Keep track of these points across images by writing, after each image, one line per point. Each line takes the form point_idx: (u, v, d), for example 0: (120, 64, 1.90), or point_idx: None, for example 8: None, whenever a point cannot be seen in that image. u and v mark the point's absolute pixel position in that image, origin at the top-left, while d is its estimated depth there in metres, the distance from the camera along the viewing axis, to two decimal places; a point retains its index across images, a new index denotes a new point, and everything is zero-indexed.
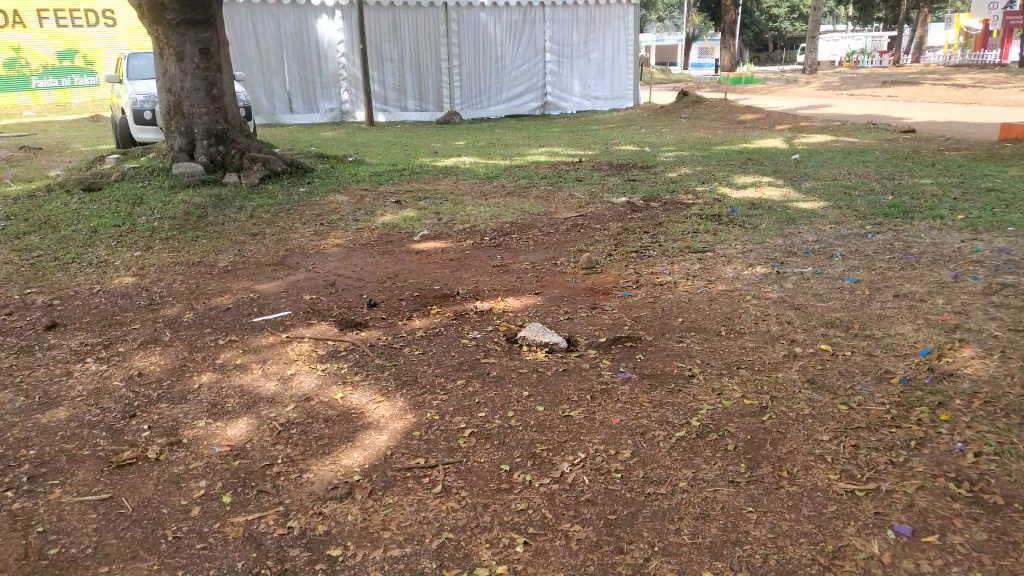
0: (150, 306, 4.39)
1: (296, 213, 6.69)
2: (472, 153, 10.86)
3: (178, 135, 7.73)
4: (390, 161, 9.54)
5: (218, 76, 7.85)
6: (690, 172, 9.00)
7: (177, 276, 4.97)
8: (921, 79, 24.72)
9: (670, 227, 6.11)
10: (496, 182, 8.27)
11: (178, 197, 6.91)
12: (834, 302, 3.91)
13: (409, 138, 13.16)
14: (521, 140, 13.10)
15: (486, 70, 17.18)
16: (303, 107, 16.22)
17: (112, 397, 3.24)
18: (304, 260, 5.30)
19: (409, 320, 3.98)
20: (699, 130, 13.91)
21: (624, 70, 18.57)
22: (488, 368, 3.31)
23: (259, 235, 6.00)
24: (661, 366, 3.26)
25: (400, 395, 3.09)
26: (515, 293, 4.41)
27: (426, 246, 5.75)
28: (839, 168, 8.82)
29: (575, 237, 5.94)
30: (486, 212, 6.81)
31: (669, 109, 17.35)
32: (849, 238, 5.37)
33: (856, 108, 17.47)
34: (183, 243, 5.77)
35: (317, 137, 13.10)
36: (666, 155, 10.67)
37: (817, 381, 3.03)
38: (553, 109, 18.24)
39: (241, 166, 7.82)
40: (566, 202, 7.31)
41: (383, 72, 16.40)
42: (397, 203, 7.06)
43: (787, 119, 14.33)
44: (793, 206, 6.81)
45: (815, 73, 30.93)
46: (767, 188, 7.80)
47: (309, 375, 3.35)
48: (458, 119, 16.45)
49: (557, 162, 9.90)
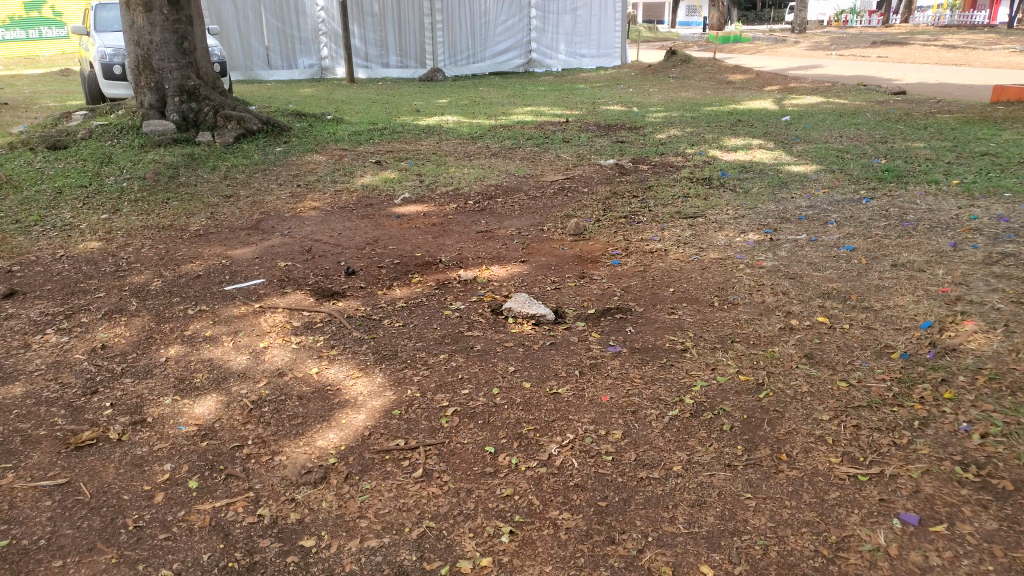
0: (115, 273, 4.19)
1: (272, 174, 6.47)
2: (456, 112, 10.59)
3: (148, 91, 7.44)
4: (371, 120, 9.27)
5: (189, 29, 7.52)
6: (679, 133, 8.80)
7: (145, 241, 4.76)
8: (911, 39, 24.44)
9: (659, 191, 5.95)
10: (481, 143, 8.06)
11: (148, 157, 6.66)
12: (830, 272, 3.79)
13: (391, 96, 12.84)
14: (506, 98, 12.82)
15: (470, 25, 16.72)
16: (281, 63, 15.79)
17: (73, 371, 3.08)
18: (280, 225, 5.11)
19: (390, 290, 3.82)
20: (688, 91, 13.67)
21: (611, 27, 18.26)
22: (471, 341, 3.17)
23: (233, 197, 5.79)
24: (652, 339, 3.14)
25: (379, 370, 2.96)
26: (499, 261, 4.25)
27: (407, 210, 5.56)
28: (831, 130, 8.65)
29: (562, 201, 5.77)
30: (470, 174, 6.61)
31: (656, 68, 17.05)
32: (843, 204, 5.23)
33: (846, 68, 17.25)
34: (153, 206, 5.55)
35: (297, 94, 12.76)
36: (655, 115, 10.47)
37: (814, 357, 2.91)
38: (539, 67, 17.92)
39: (214, 124, 7.54)
40: (552, 164, 7.12)
41: (364, 28, 16.00)
42: (378, 164, 6.84)
43: (777, 80, 14.11)
44: (785, 170, 6.65)
45: (804, 33, 30.53)
46: (758, 151, 7.64)
47: (282, 349, 3.21)
48: (441, 76, 16.06)
49: (543, 122, 9.66)
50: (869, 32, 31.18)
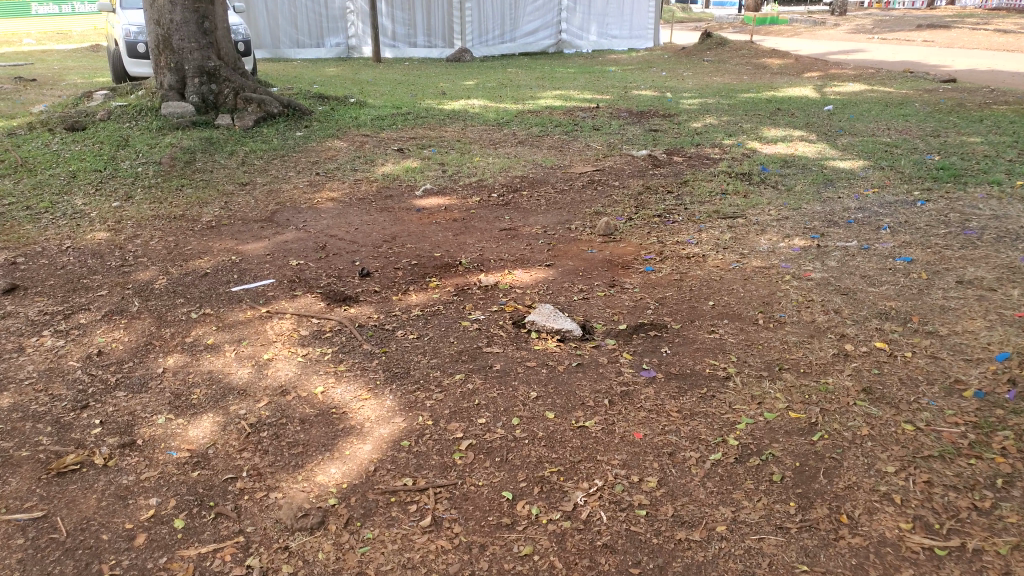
0: (120, 267, 3.92)
1: (291, 160, 6.22)
2: (482, 96, 10.27)
3: (168, 72, 7.20)
4: (395, 103, 8.98)
5: (212, 9, 7.26)
6: (715, 122, 8.42)
7: (155, 232, 4.50)
8: (956, 23, 23.60)
9: (696, 187, 5.62)
10: (508, 130, 7.75)
11: (166, 141, 6.42)
12: (887, 287, 3.47)
13: (419, 77, 12.55)
14: (535, 81, 12.47)
15: (500, 5, 16.33)
16: (309, 42, 15.55)
17: (65, 382, 2.77)
18: (296, 217, 4.85)
19: (406, 295, 3.56)
20: (723, 75, 13.22)
21: (645, 8, 17.64)
22: (490, 360, 2.89)
23: (250, 186, 5.53)
24: (690, 364, 2.85)
25: (389, 392, 2.68)
26: (522, 264, 3.97)
27: (428, 203, 5.30)
28: (876, 122, 8.22)
29: (591, 196, 5.46)
30: (496, 164, 6.32)
31: (691, 51, 16.56)
32: (895, 207, 4.88)
33: (890, 54, 16.62)
34: (167, 192, 5.30)
35: (323, 74, 12.49)
36: (688, 102, 10.08)
37: (873, 392, 2.61)
38: (569, 48, 17.47)
39: (234, 106, 7.31)
40: (582, 154, 6.80)
41: (392, 6, 15.72)
42: (401, 152, 6.57)
43: (816, 67, 13.60)
44: (829, 165, 6.28)
45: (845, 16, 29.63)
46: (799, 143, 7.24)
47: (287, 362, 2.92)
48: (470, 57, 15.71)
49: (572, 108, 9.32)
50: (912, 15, 30.21)
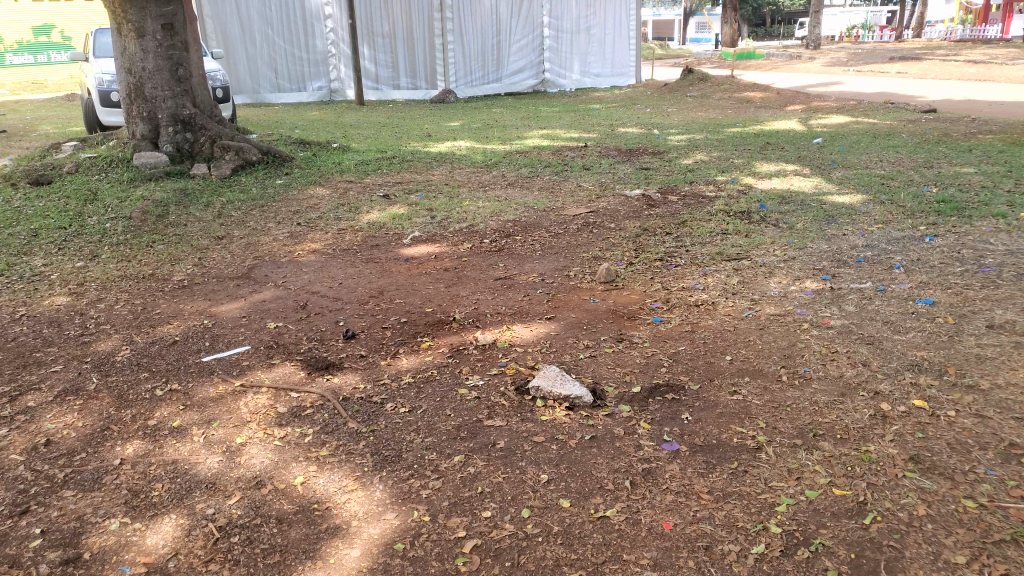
0: (79, 337, 3.63)
1: (270, 210, 5.94)
2: (467, 137, 10.07)
3: (140, 121, 6.93)
4: (379, 147, 8.74)
5: (185, 56, 7.02)
6: (706, 158, 8.23)
7: (121, 294, 4.20)
8: (929, 54, 23.92)
9: (696, 227, 5.38)
10: (496, 172, 7.51)
11: (136, 193, 6.12)
12: (915, 334, 3.19)
13: (401, 119, 12.35)
14: (519, 120, 12.30)
15: (482, 46, 16.29)
16: (290, 86, 15.38)
17: (4, 482, 2.49)
18: (274, 272, 4.55)
19: (396, 359, 3.25)
20: (707, 110, 13.12)
21: (625, 45, 17.69)
22: (492, 437, 2.60)
23: (225, 239, 5.25)
24: (715, 434, 2.57)
25: (380, 482, 2.39)
26: (521, 318, 3.68)
27: (416, 252, 5.01)
28: (869, 154, 8.06)
29: (587, 240, 5.20)
30: (485, 208, 6.06)
31: (673, 86, 16.52)
32: (904, 243, 4.65)
33: (869, 85, 16.70)
34: (136, 249, 4.99)
35: (303, 118, 12.28)
36: (676, 138, 9.92)
37: (923, 460, 2.31)
38: (553, 87, 17.44)
39: (211, 155, 7.02)
40: (573, 195, 6.56)
41: (374, 49, 15.59)
42: (385, 198, 6.30)
43: (799, 99, 13.55)
44: (829, 200, 6.07)
45: (819, 49, 29.98)
46: (794, 178, 7.05)
47: (262, 448, 2.64)
48: (453, 98, 15.57)
49: (559, 147, 9.12)
50: (885, 47, 30.64)
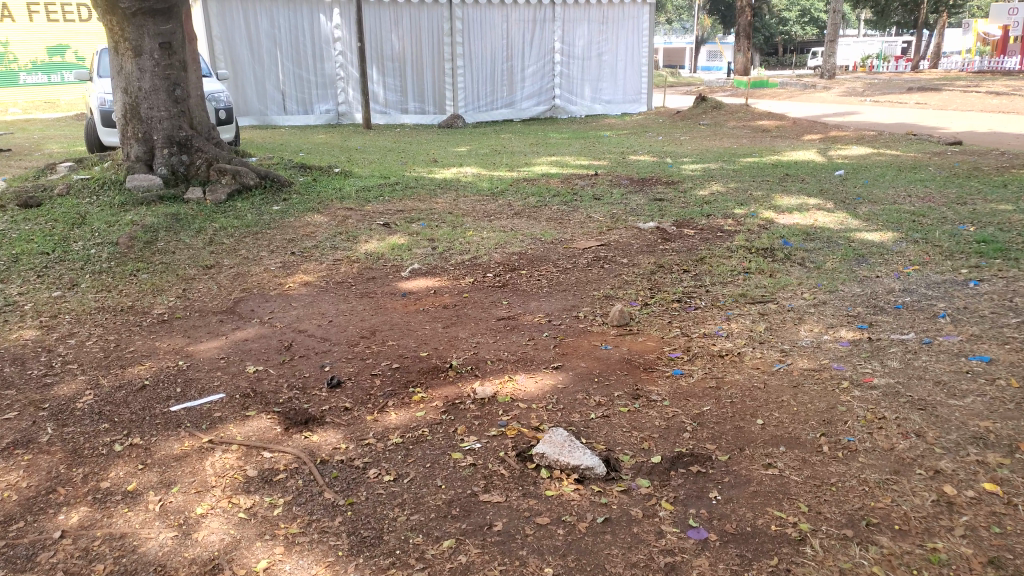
0: (42, 378, 3.25)
1: (265, 237, 5.63)
2: (475, 163, 9.78)
3: (135, 142, 6.65)
4: (383, 172, 8.45)
5: (184, 76, 6.75)
6: (722, 189, 7.89)
7: (95, 329, 3.85)
8: (946, 85, 23.62)
9: (715, 264, 5.03)
10: (503, 200, 7.19)
11: (126, 218, 5.81)
12: (974, 400, 2.84)
13: (410, 144, 12.10)
14: (529, 146, 12.02)
15: (491, 71, 16.07)
16: (296, 109, 15.17)
17: None
18: (261, 307, 4.21)
19: (384, 414, 2.89)
20: (722, 140, 12.81)
21: (637, 72, 17.47)
22: (489, 517, 2.24)
23: (214, 268, 4.92)
24: (750, 521, 2.20)
25: (355, 571, 2.02)
26: (525, 366, 3.33)
27: (415, 286, 4.68)
28: (895, 188, 7.71)
29: (598, 276, 4.85)
30: (490, 239, 5.73)
31: (687, 114, 16.25)
32: (945, 288, 4.31)
33: (885, 116, 16.39)
34: (118, 278, 4.66)
35: (308, 141, 12.04)
36: (691, 167, 9.61)
37: (1006, 565, 1.95)
38: (562, 113, 17.13)
39: (206, 178, 6.72)
40: (584, 226, 6.23)
41: (383, 73, 15.38)
42: (386, 227, 5.99)
43: (816, 129, 13.24)
44: (856, 238, 5.72)
45: (834, 79, 29.67)
46: (817, 213, 6.71)
47: (222, 521, 2.26)
48: (462, 123, 15.35)
49: (569, 175, 8.81)
50: (899, 78, 30.38)
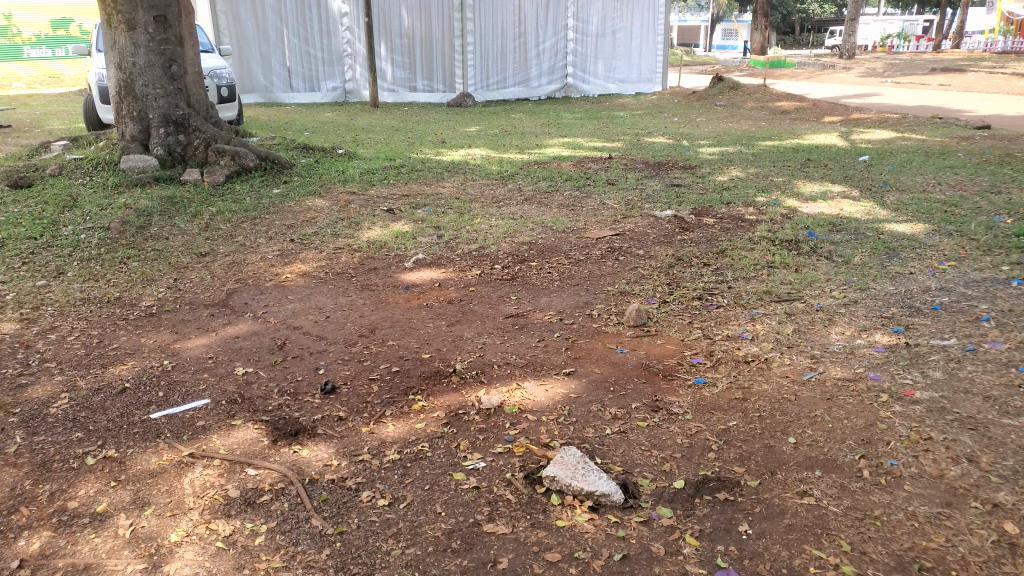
0: (14, 378, 3.02)
1: (264, 223, 5.39)
2: (485, 144, 9.48)
3: (130, 121, 6.41)
4: (390, 154, 8.19)
5: (179, 51, 6.49)
6: (742, 175, 7.59)
7: (78, 323, 3.63)
8: (970, 67, 23.03)
9: (736, 258, 4.76)
10: (513, 185, 6.92)
11: (119, 201, 5.58)
12: None
13: (419, 123, 11.82)
14: (541, 127, 11.71)
15: (502, 48, 15.69)
16: (302, 86, 14.89)
17: None
18: (255, 300, 3.98)
19: (380, 426, 2.66)
20: (740, 121, 12.46)
21: (652, 51, 17.09)
22: (494, 550, 2.01)
23: (209, 256, 4.69)
24: (787, 562, 1.96)
25: None
26: (535, 372, 3.08)
27: (419, 278, 4.44)
28: (923, 175, 7.38)
29: (613, 269, 4.60)
30: (500, 227, 5.48)
31: (703, 95, 15.87)
32: (985, 287, 4.04)
33: (907, 98, 15.93)
34: (106, 267, 4.44)
35: (314, 120, 11.77)
36: (708, 150, 9.29)
37: None
38: (576, 92, 16.78)
39: (204, 159, 6.50)
40: (597, 214, 5.96)
41: (391, 49, 15.14)
42: (391, 213, 5.74)
43: (837, 111, 12.86)
44: (885, 229, 5.43)
45: (854, 59, 28.98)
46: (842, 201, 6.41)
47: (197, 551, 2.02)
48: (472, 102, 15.02)
49: (583, 158, 8.52)
50: (921, 59, 29.70)
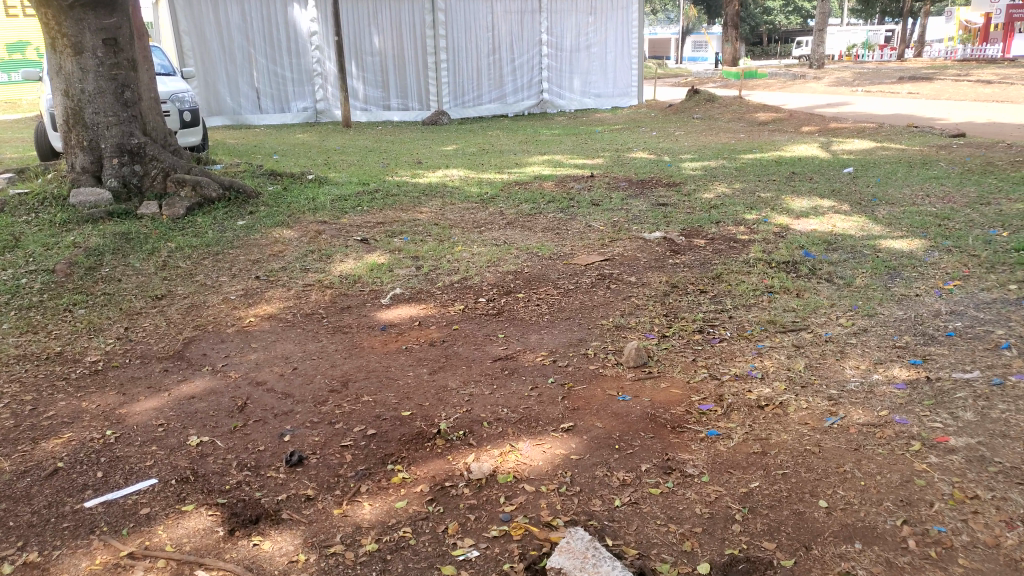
0: None
1: (227, 258, 5.02)
2: (461, 164, 9.17)
3: (79, 151, 6.02)
4: (362, 178, 7.85)
5: (133, 76, 6.09)
6: (728, 191, 7.35)
7: (10, 386, 3.24)
8: (938, 74, 23.21)
9: (734, 283, 4.49)
10: (493, 208, 6.61)
11: (68, 239, 5.18)
12: None
13: (391, 143, 11.49)
14: (517, 144, 11.44)
15: (476, 64, 15.47)
16: (271, 107, 14.51)
17: None
18: (215, 350, 3.61)
19: (355, 507, 2.33)
20: (718, 134, 12.29)
21: (628, 64, 16.88)
22: None
23: (165, 298, 4.31)
24: None
25: None
26: (529, 428, 2.76)
27: (397, 316, 4.11)
28: (911, 187, 7.20)
29: (605, 299, 4.29)
30: (481, 256, 5.15)
31: (677, 108, 15.71)
32: (1000, 309, 3.78)
33: (881, 106, 15.88)
34: (49, 316, 4.03)
35: (282, 143, 11.39)
36: (690, 165, 9.06)
37: None
38: (551, 107, 16.57)
39: (163, 191, 6.11)
40: (583, 237, 5.66)
41: (362, 68, 14.81)
42: (364, 243, 5.39)
43: (814, 121, 12.74)
44: (882, 246, 5.19)
45: (822, 68, 29.12)
46: (834, 216, 6.18)
47: None
48: (446, 120, 14.72)
49: (563, 177, 8.24)
50: (887, 67, 29.97)
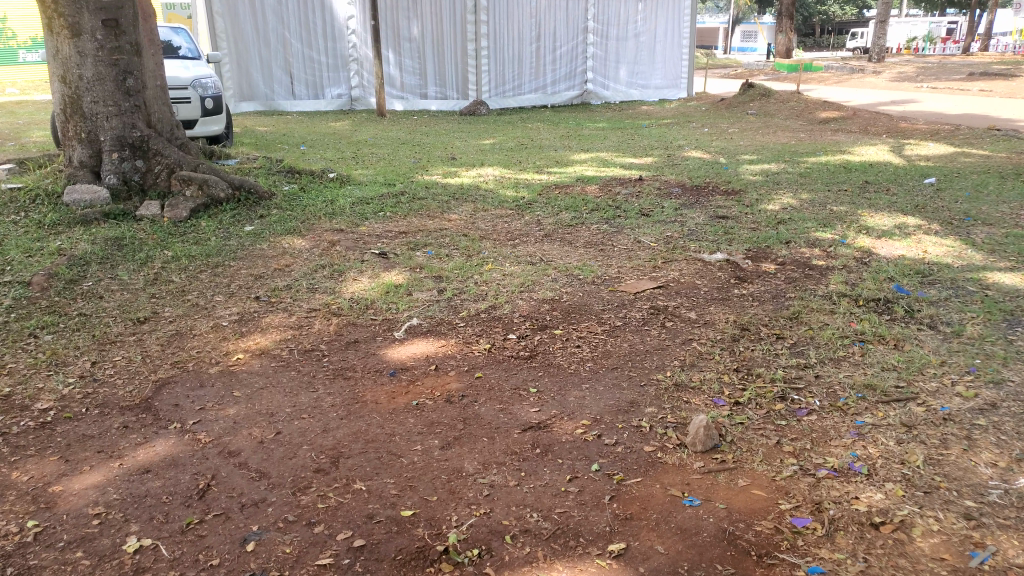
0: None
1: (226, 272, 4.41)
2: (497, 162, 8.48)
3: (77, 144, 5.47)
4: (389, 177, 7.21)
5: (137, 62, 5.51)
6: (795, 203, 6.54)
7: None
8: (1012, 71, 21.78)
9: (816, 326, 3.76)
10: (530, 216, 5.91)
11: (53, 245, 4.62)
12: None
13: (427, 135, 10.85)
14: (559, 139, 10.70)
15: (517, 51, 14.72)
16: (305, 93, 14.00)
17: None
18: (189, 400, 2.96)
19: None
20: (778, 133, 11.39)
21: (677, 55, 16.05)
22: None
23: (149, 322, 3.71)
24: None
25: None
26: (568, 550, 2.09)
27: (411, 355, 3.45)
28: (1008, 204, 6.32)
29: (661, 342, 3.59)
30: (514, 277, 4.47)
31: (731, 102, 14.79)
32: None
33: (950, 105, 14.82)
34: (10, 343, 3.41)
35: (313, 131, 10.82)
36: (749, 169, 8.24)
37: None
38: (595, 98, 15.80)
39: (167, 189, 5.58)
40: (631, 257, 4.94)
41: (400, 54, 14.25)
42: (383, 257, 4.75)
43: (882, 121, 11.75)
44: (988, 281, 4.39)
45: (883, 62, 27.65)
46: (923, 239, 5.36)
47: None
48: (484, 110, 14.05)
49: (609, 179, 7.48)
50: (951, 61, 28.43)
